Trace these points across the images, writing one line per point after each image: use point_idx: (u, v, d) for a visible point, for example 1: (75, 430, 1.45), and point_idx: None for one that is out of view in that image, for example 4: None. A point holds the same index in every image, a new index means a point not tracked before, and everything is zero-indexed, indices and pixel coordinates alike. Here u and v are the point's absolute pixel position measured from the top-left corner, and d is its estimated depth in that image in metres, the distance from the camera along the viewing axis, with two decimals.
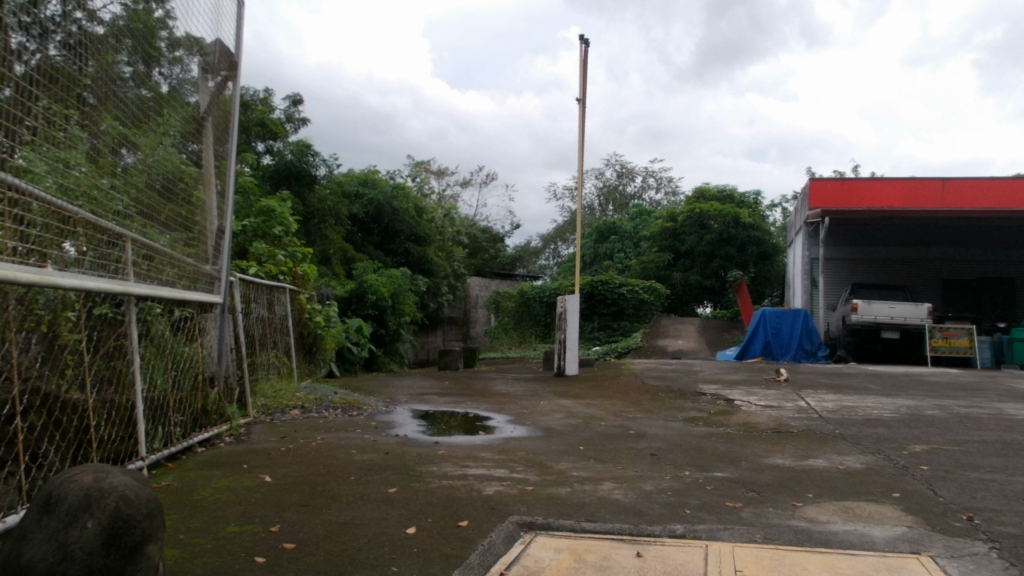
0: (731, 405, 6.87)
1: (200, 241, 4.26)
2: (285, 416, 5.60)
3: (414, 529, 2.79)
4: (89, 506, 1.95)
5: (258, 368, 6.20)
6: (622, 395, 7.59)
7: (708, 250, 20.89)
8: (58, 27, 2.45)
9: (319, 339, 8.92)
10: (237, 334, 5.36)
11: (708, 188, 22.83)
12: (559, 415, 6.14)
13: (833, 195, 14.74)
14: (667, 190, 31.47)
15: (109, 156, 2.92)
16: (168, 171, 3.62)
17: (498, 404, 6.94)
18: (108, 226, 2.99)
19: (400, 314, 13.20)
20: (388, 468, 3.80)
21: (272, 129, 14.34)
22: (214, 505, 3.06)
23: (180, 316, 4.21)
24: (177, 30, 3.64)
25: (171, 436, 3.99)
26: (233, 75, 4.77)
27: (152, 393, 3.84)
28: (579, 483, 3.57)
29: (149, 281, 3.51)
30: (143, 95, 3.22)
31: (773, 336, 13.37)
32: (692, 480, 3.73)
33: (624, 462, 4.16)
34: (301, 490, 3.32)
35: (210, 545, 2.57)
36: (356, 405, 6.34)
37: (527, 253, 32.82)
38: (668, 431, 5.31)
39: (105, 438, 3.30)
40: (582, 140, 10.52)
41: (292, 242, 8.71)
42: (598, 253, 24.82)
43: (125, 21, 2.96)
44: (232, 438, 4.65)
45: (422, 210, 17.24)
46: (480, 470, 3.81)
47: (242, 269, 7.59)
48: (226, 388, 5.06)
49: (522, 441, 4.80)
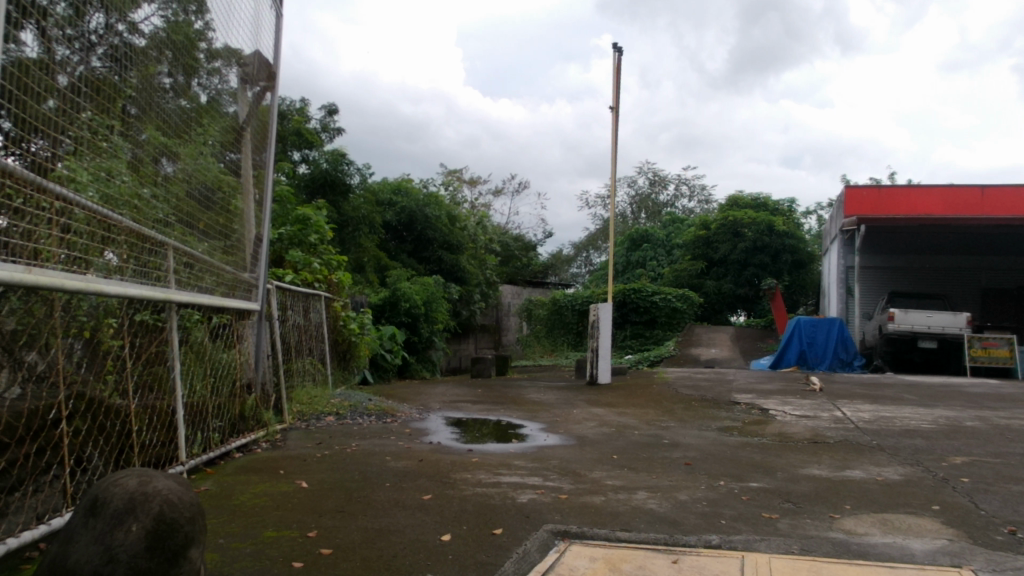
0: (766, 415, 6.79)
1: (239, 250, 4.32)
2: (320, 422, 5.64)
3: (448, 536, 2.80)
4: (133, 510, 1.98)
5: (294, 375, 6.25)
6: (656, 404, 7.55)
7: (741, 258, 20.74)
8: (102, 40, 2.49)
9: (354, 347, 8.98)
10: (273, 342, 5.42)
11: (742, 196, 22.70)
12: (593, 424, 6.13)
13: (871, 202, 14.54)
14: (699, 199, 31.30)
15: (150, 165, 2.98)
16: (207, 181, 3.67)
17: (531, 412, 6.93)
18: (150, 234, 3.05)
19: (434, 321, 13.29)
20: (423, 475, 3.82)
21: (307, 138, 14.54)
22: (253, 510, 3.09)
23: (218, 323, 4.26)
24: (217, 42, 3.69)
25: (209, 441, 4.04)
26: (272, 86, 4.84)
27: (192, 399, 3.89)
28: (613, 492, 3.57)
29: (190, 288, 3.56)
30: (183, 105, 3.28)
31: (808, 346, 13.22)
32: (728, 490, 3.70)
33: (658, 471, 4.13)
34: (336, 497, 3.34)
35: (248, 550, 2.60)
36: (390, 412, 6.38)
37: (560, 261, 32.82)
38: (703, 441, 5.27)
39: (146, 443, 3.36)
40: (616, 147, 10.54)
41: (327, 249, 8.80)
42: (631, 261, 24.75)
43: (165, 33, 3.01)
44: (269, 444, 4.70)
45: (455, 218, 17.35)
46: (514, 478, 3.81)
47: (278, 276, 7.68)
48: (263, 395, 5.13)
49: (555, 449, 4.80)
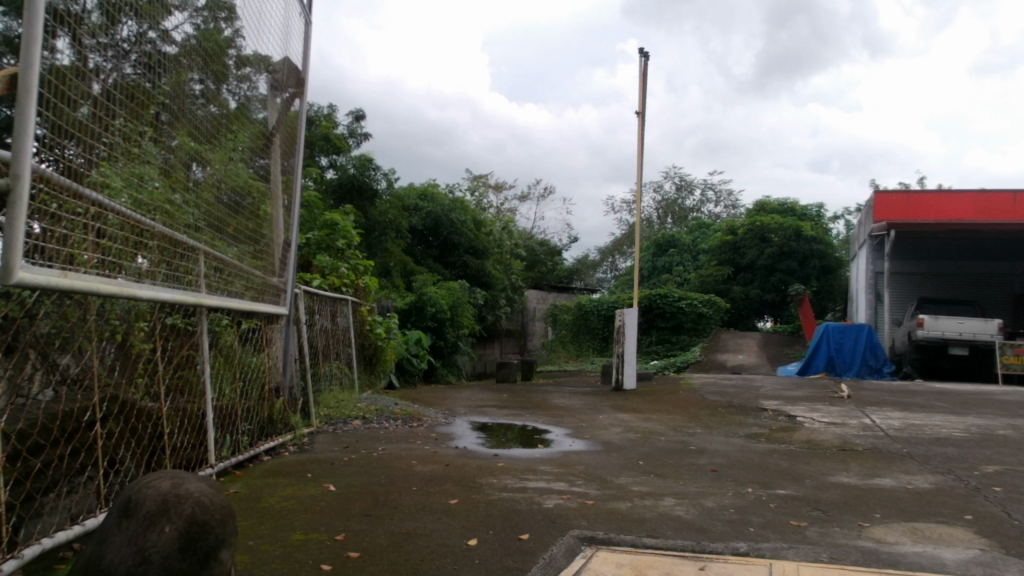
0: (793, 421, 6.74)
1: (268, 255, 4.36)
2: (347, 426, 5.67)
3: (475, 540, 2.80)
4: (166, 511, 2.01)
5: (322, 379, 6.29)
6: (682, 410, 7.52)
7: (769, 264, 20.59)
8: (133, 47, 2.53)
9: (380, 351, 9.03)
10: (301, 346, 5.47)
11: (769, 201, 22.56)
12: (619, 429, 6.11)
13: (900, 207, 14.42)
14: (726, 204, 31.16)
15: (181, 171, 3.01)
16: (236, 186, 3.70)
17: (557, 418, 6.92)
18: (182, 239, 3.09)
19: (459, 326, 13.32)
20: (449, 479, 3.83)
21: (335, 144, 14.69)
22: (280, 512, 3.12)
23: (248, 327, 4.31)
24: (246, 49, 3.73)
25: (239, 444, 4.09)
26: (301, 92, 4.89)
27: (221, 402, 3.93)
28: (639, 498, 3.55)
29: (220, 292, 3.60)
30: (213, 112, 3.32)
31: (836, 352, 13.10)
32: (755, 497, 3.68)
33: (685, 477, 4.11)
34: (363, 501, 3.36)
35: (276, 552, 2.62)
36: (416, 417, 6.40)
37: (585, 266, 32.79)
38: (729, 447, 5.24)
39: (177, 445, 3.41)
40: (642, 151, 10.53)
41: (354, 254, 8.86)
42: (656, 266, 24.66)
43: (196, 40, 3.05)
44: (297, 447, 4.74)
45: (481, 223, 17.41)
46: (540, 483, 3.81)
47: (306, 281, 7.74)
48: (291, 399, 5.18)
49: (580, 455, 4.78)
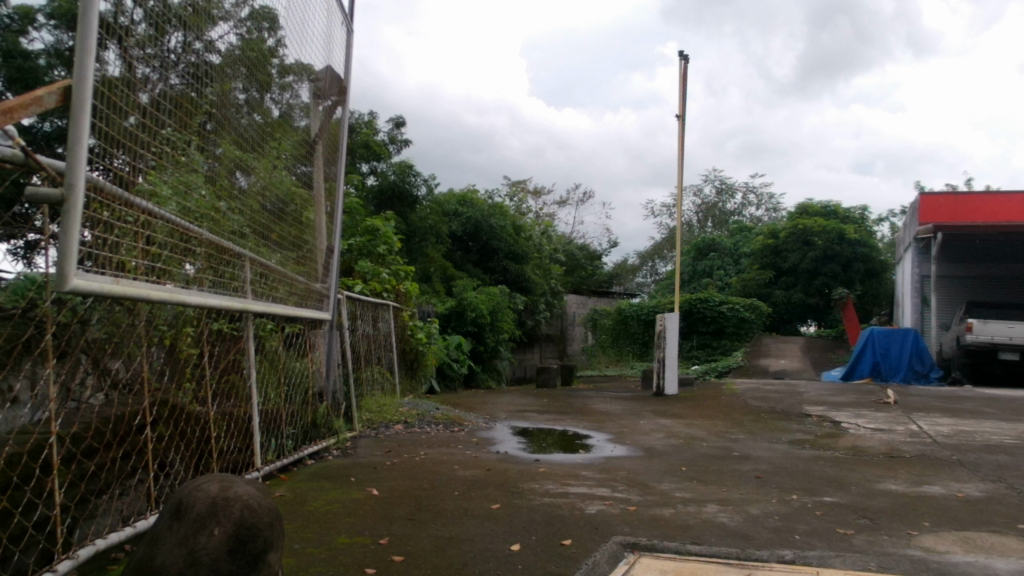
0: (838, 427, 6.63)
1: (311, 260, 4.42)
2: (389, 431, 5.71)
3: (518, 546, 2.80)
4: (215, 514, 2.04)
5: (364, 384, 6.34)
6: (724, 416, 7.44)
7: (812, 267, 20.32)
8: (179, 59, 2.57)
9: (421, 356, 9.08)
10: (344, 351, 5.53)
11: (811, 204, 22.27)
12: (661, 435, 6.07)
13: (948, 209, 14.12)
14: (768, 207, 30.82)
15: (226, 179, 3.06)
16: (279, 193, 3.76)
17: (598, 423, 6.89)
18: (228, 245, 3.14)
19: (499, 331, 13.35)
20: (490, 484, 3.84)
21: (376, 151, 14.85)
22: (325, 516, 3.15)
23: (292, 332, 4.37)
24: (289, 58, 3.78)
25: (283, 448, 4.14)
26: (343, 100, 4.95)
27: (267, 406, 3.99)
28: (682, 505, 3.53)
29: (265, 298, 3.66)
30: (257, 120, 3.37)
31: (882, 357, 12.87)
32: (801, 504, 3.63)
33: (728, 484, 4.07)
34: (406, 505, 3.38)
35: (322, 555, 2.65)
36: (457, 421, 6.42)
37: (625, 270, 32.68)
38: (773, 453, 5.18)
39: (224, 449, 3.47)
40: (682, 155, 10.49)
41: (395, 260, 8.92)
42: (697, 270, 24.47)
43: (240, 50, 3.10)
44: (340, 451, 4.78)
45: (520, 228, 17.45)
46: (582, 489, 3.80)
47: (348, 287, 7.83)
48: (334, 403, 5.23)
49: (622, 460, 4.76)
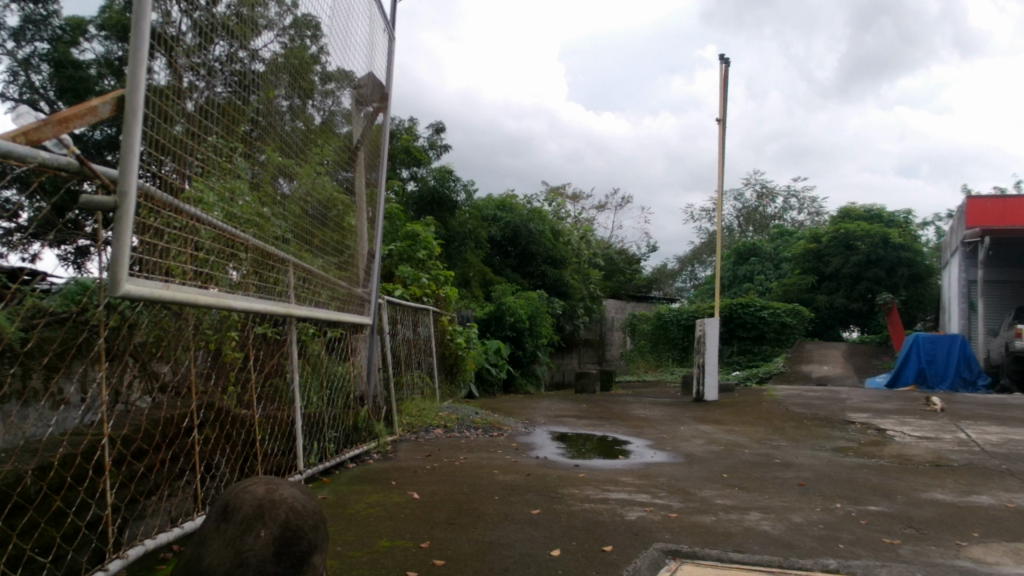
0: (883, 435, 6.53)
1: (353, 265, 4.46)
2: (429, 434, 5.75)
3: (558, 551, 2.80)
4: (261, 516, 2.07)
5: (404, 388, 6.39)
6: (766, 422, 7.36)
7: (855, 272, 20.03)
8: (223, 68, 2.60)
9: (461, 361, 9.12)
10: (385, 355, 5.58)
11: (854, 208, 21.97)
12: (701, 441, 6.02)
13: (996, 213, 13.83)
14: (809, 211, 30.47)
15: (269, 185, 3.10)
16: (321, 199, 3.80)
17: (637, 429, 6.86)
18: (272, 250, 3.20)
19: (538, 336, 13.35)
20: (531, 489, 3.84)
21: (416, 156, 15.00)
22: (367, 519, 3.18)
23: (334, 336, 4.42)
24: (331, 65, 3.81)
25: (326, 451, 4.19)
26: (385, 107, 5.01)
27: (310, 409, 4.05)
28: (724, 512, 3.50)
29: (308, 302, 3.70)
30: (299, 127, 3.41)
31: (927, 364, 12.66)
32: (845, 513, 3.57)
33: (771, 491, 4.02)
34: (446, 509, 3.40)
35: (365, 558, 2.67)
36: (496, 426, 6.44)
37: (664, 275, 32.55)
38: (816, 461, 5.11)
39: (269, 451, 3.52)
40: (723, 159, 10.42)
41: (435, 265, 8.99)
42: (737, 275, 24.26)
43: (283, 58, 3.14)
44: (381, 455, 4.83)
45: (559, 233, 17.45)
46: (622, 494, 3.79)
47: (388, 291, 7.90)
48: (375, 407, 5.28)
49: (662, 466, 4.73)
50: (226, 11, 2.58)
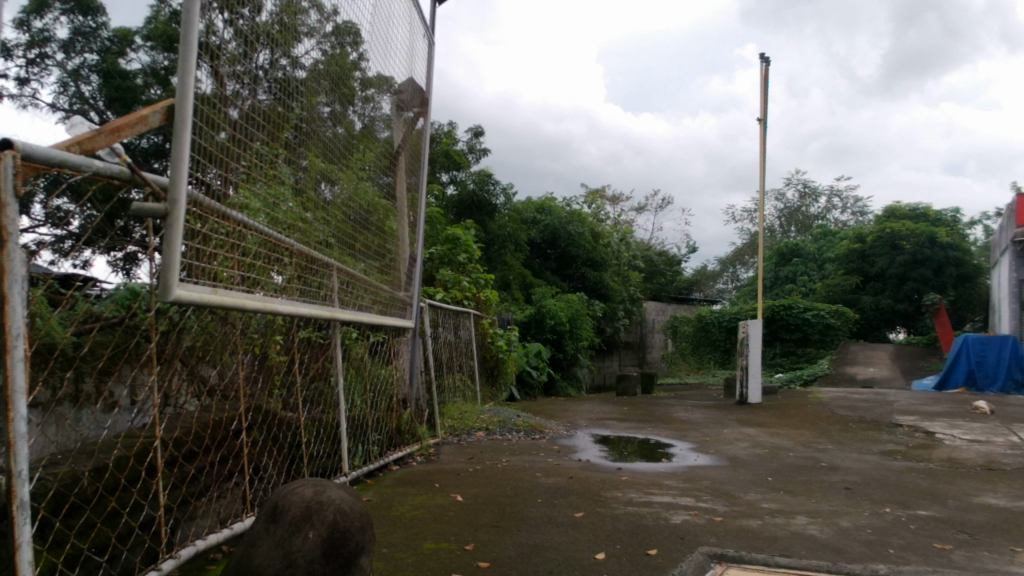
0: (932, 437, 6.40)
1: (395, 269, 4.50)
2: (471, 437, 5.76)
3: (603, 554, 2.79)
4: (310, 518, 2.09)
5: (446, 391, 6.42)
6: (811, 425, 7.25)
7: (900, 272, 19.69)
8: (266, 75, 2.63)
9: (501, 364, 9.15)
10: (426, 358, 5.62)
11: (900, 206, 21.59)
12: (745, 444, 5.96)
13: None
14: (853, 211, 30.01)
15: (311, 191, 3.13)
16: (363, 204, 3.84)
17: (680, 432, 6.80)
18: (316, 255, 3.23)
19: (578, 338, 13.32)
20: (574, 492, 3.83)
21: (455, 160, 15.08)
22: (412, 521, 3.20)
23: (376, 340, 4.46)
24: (371, 71, 3.84)
25: (370, 454, 4.22)
26: (425, 111, 5.04)
27: (354, 413, 4.09)
28: (770, 516, 3.45)
29: (351, 306, 3.74)
30: (340, 132, 3.44)
31: (976, 365, 12.39)
32: (894, 517, 3.51)
33: (817, 495, 3.97)
34: (490, 511, 3.40)
35: (410, 560, 2.69)
36: (538, 429, 6.44)
37: (705, 276, 32.33)
38: (863, 464, 5.03)
39: (315, 454, 3.56)
40: (764, 159, 10.31)
41: (475, 268, 9.02)
42: (779, 276, 23.98)
43: (324, 65, 3.17)
44: (424, 457, 4.86)
45: (599, 235, 17.39)
46: (665, 498, 3.76)
47: (429, 295, 7.95)
48: (418, 410, 5.31)
49: (706, 470, 4.69)
50: (268, 19, 2.62)
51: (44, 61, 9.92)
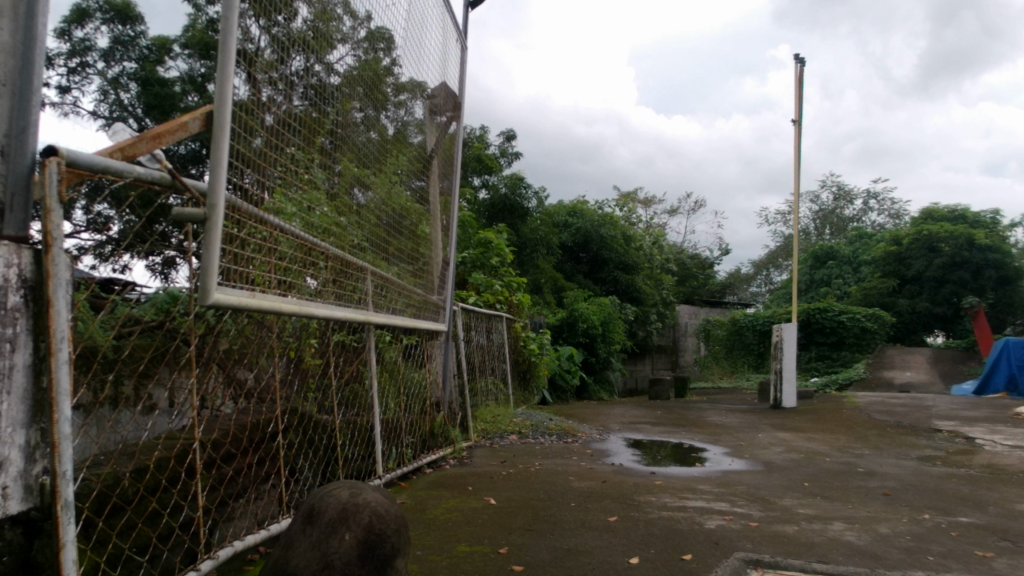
0: (972, 443, 6.28)
1: (428, 273, 4.52)
2: (504, 440, 5.77)
3: (637, 559, 2.78)
4: (346, 520, 2.11)
5: (479, 394, 6.45)
6: (847, 430, 7.17)
7: (938, 275, 19.38)
8: (300, 80, 2.66)
9: (534, 367, 9.16)
10: (459, 361, 5.64)
11: (937, 208, 21.27)
12: (780, 449, 5.90)
13: None
14: (890, 213, 29.62)
15: (345, 196, 3.16)
16: (396, 208, 3.86)
17: (714, 436, 6.74)
18: (351, 259, 3.27)
19: (611, 342, 13.30)
20: (607, 496, 3.81)
21: (487, 164, 15.13)
22: (445, 523, 3.21)
23: (409, 343, 4.49)
24: (403, 76, 3.86)
25: (404, 456, 4.24)
26: (458, 116, 5.07)
27: (388, 416, 4.11)
28: (806, 522, 3.41)
29: (385, 310, 3.76)
30: (373, 137, 3.46)
31: (1018, 370, 12.11)
32: (934, 524, 3.45)
33: (854, 501, 3.92)
34: (524, 514, 3.41)
35: (444, 563, 2.70)
36: (571, 432, 6.43)
37: (738, 280, 32.12)
38: (901, 470, 4.95)
39: (349, 456, 3.59)
40: (798, 161, 10.22)
41: (508, 272, 9.02)
42: (814, 279, 23.71)
43: (357, 70, 3.19)
44: (457, 461, 4.88)
45: (631, 238, 17.34)
46: (700, 503, 3.74)
47: (462, 298, 7.99)
48: (451, 413, 5.33)
49: (740, 474, 4.65)
50: (302, 25, 2.65)
51: (85, 70, 10.13)
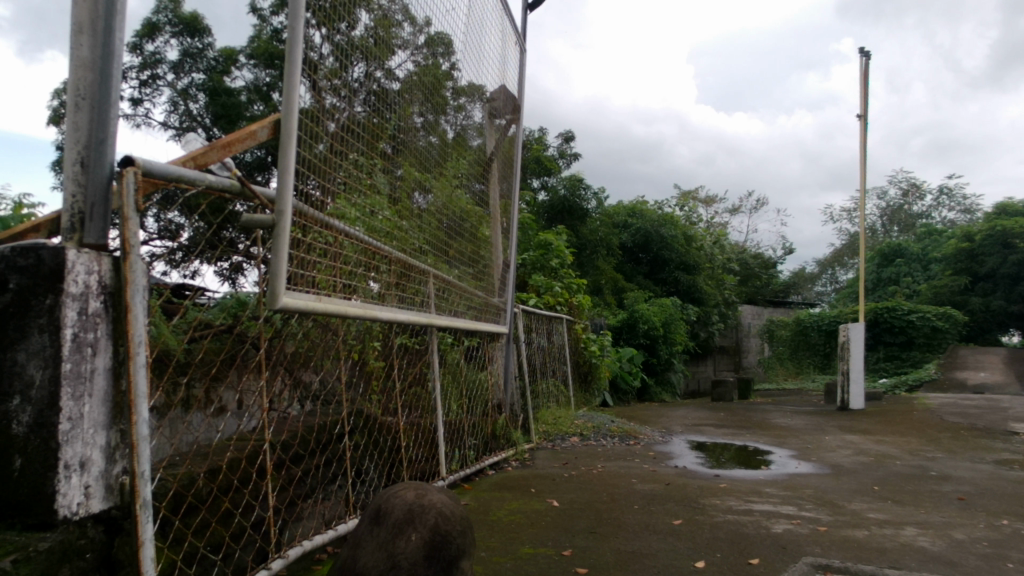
0: None
1: (488, 275, 4.55)
2: (565, 442, 5.76)
3: (703, 563, 2.75)
4: (412, 521, 2.14)
5: (540, 396, 6.45)
6: (918, 433, 6.97)
7: (1013, 272, 18.72)
8: (361, 88, 2.69)
9: (595, 369, 9.12)
10: (520, 363, 5.64)
11: (1012, 202, 20.55)
12: (848, 451, 5.77)
13: None
14: (961, 208, 28.75)
15: (406, 199, 3.19)
16: (457, 212, 3.89)
17: (779, 438, 6.63)
18: (413, 263, 3.30)
19: (672, 343, 13.17)
20: (671, 499, 3.77)
21: (546, 166, 15.14)
22: (509, 525, 3.22)
23: (471, 346, 4.52)
24: (461, 79, 3.87)
25: (466, 458, 4.27)
26: (517, 118, 5.08)
27: (450, 418, 4.14)
28: (878, 527, 3.33)
29: (447, 312, 3.80)
30: (433, 141, 3.49)
31: None
32: (1013, 530, 3.34)
33: (928, 505, 3.81)
34: (588, 517, 3.40)
35: (508, 564, 2.70)
36: (633, 434, 6.39)
37: (803, 279, 31.58)
38: (976, 474, 4.80)
39: (414, 458, 3.63)
40: (865, 155, 9.98)
41: (567, 273, 8.99)
42: (882, 278, 23.14)
43: (416, 76, 3.22)
44: (519, 463, 4.89)
45: (691, 238, 17.15)
46: (767, 506, 3.67)
47: (523, 301, 8.02)
48: (512, 415, 5.33)
49: (807, 478, 4.56)
50: (363, 33, 2.69)
51: (156, 82, 10.48)
